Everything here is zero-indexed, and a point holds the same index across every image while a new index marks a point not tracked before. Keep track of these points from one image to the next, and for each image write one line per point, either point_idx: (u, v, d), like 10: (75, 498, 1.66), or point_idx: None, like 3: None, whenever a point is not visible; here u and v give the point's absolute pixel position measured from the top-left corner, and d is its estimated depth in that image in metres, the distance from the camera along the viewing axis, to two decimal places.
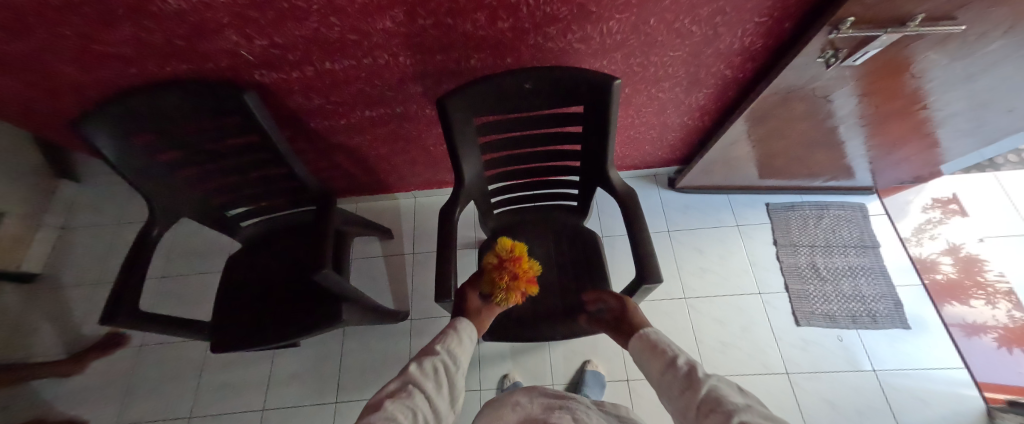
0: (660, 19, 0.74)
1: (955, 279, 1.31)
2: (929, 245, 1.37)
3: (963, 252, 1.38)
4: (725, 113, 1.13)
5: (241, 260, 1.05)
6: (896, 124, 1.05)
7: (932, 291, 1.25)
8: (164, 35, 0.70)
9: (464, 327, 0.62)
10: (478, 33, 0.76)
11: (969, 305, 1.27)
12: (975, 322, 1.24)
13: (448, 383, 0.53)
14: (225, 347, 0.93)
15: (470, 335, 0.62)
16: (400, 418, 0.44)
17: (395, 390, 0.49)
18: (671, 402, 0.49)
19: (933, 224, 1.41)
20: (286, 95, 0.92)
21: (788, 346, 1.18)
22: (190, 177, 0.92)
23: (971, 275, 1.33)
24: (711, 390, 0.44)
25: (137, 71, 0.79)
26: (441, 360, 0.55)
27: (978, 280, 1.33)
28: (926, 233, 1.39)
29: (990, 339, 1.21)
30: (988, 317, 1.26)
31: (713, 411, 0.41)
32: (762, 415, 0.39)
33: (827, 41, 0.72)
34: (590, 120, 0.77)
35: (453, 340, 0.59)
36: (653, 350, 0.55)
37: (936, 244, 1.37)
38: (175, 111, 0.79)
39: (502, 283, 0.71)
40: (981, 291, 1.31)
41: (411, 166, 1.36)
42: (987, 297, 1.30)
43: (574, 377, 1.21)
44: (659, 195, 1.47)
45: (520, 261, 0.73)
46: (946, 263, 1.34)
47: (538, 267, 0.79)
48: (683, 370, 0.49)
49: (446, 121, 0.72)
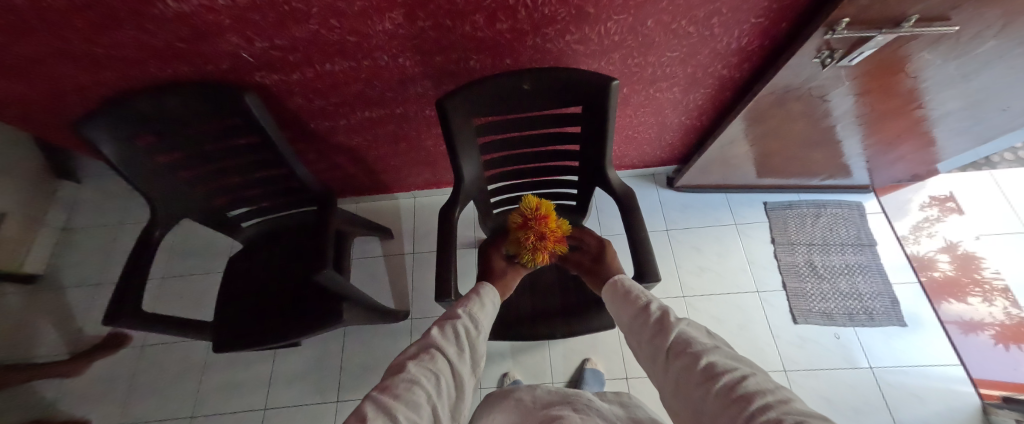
0: (658, 20, 0.75)
1: (952, 276, 1.32)
2: (926, 242, 1.38)
3: (960, 249, 1.39)
4: (723, 112, 1.13)
5: (242, 260, 1.06)
6: (892, 123, 1.06)
7: (929, 291, 1.26)
8: (165, 37, 0.70)
9: (486, 292, 0.65)
10: (477, 34, 0.77)
11: (966, 302, 1.28)
12: (971, 319, 1.25)
13: (470, 347, 0.54)
14: (227, 347, 0.94)
15: (492, 300, 0.64)
16: (423, 381, 0.44)
17: (416, 354, 0.49)
18: (642, 344, 0.53)
19: (931, 222, 1.42)
20: (285, 97, 0.93)
21: (785, 344, 1.19)
22: (191, 178, 0.92)
23: (969, 273, 1.34)
24: (680, 334, 0.48)
25: (138, 73, 0.79)
26: (463, 323, 0.55)
27: (976, 278, 1.34)
28: (924, 231, 1.40)
29: (987, 336, 1.23)
30: (984, 314, 1.27)
31: (683, 350, 0.45)
32: (727, 355, 0.43)
33: (823, 42, 0.73)
34: (588, 120, 0.78)
35: (475, 306, 0.60)
36: (630, 301, 0.59)
37: (934, 242, 1.38)
38: (176, 113, 0.80)
39: (529, 242, 0.75)
40: (978, 289, 1.32)
41: (410, 167, 1.37)
42: (984, 295, 1.31)
43: (574, 375, 1.22)
44: (657, 194, 1.48)
45: (547, 223, 0.76)
46: (943, 261, 1.35)
47: (567, 227, 0.82)
48: (655, 316, 0.52)
49: (446, 122, 0.73)
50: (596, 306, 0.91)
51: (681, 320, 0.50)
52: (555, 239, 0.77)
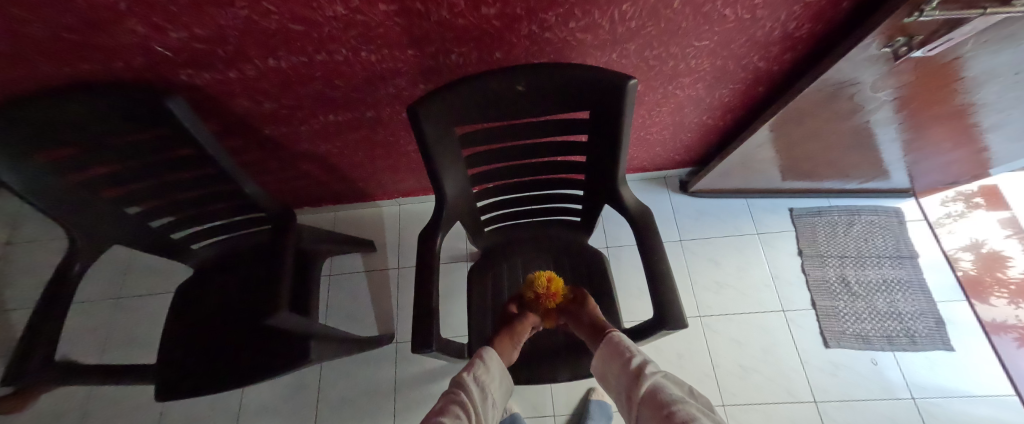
0: (687, 1, 0.59)
1: (974, 275, 1.19)
2: (948, 239, 1.23)
3: (985, 248, 1.26)
4: (751, 110, 0.98)
5: (194, 289, 0.91)
6: (950, 126, 0.90)
7: (965, 286, 1.15)
8: (48, 26, 0.54)
9: (491, 355, 0.58)
10: (457, 21, 0.60)
11: (990, 304, 1.15)
12: (995, 320, 1.12)
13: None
14: (170, 396, 0.80)
15: (499, 363, 0.57)
16: None
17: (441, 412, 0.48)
18: (620, 394, 0.51)
19: (953, 218, 1.27)
20: (228, 99, 0.77)
21: (815, 371, 1.06)
22: (119, 199, 0.76)
23: (992, 272, 1.22)
24: (654, 384, 0.47)
25: (28, 72, 0.63)
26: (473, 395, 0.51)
27: (1000, 278, 1.22)
28: (943, 227, 1.25)
29: (1012, 338, 1.10)
30: (1009, 315, 1.15)
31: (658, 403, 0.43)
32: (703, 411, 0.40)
33: (899, 27, 0.57)
34: (598, 129, 0.62)
35: (481, 368, 0.55)
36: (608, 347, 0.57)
37: (956, 239, 1.24)
38: (83, 123, 0.63)
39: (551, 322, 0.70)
40: (1004, 290, 1.19)
41: (392, 173, 1.21)
42: (1011, 297, 1.19)
43: (578, 408, 1.09)
44: (669, 199, 1.33)
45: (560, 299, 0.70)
46: (964, 260, 1.21)
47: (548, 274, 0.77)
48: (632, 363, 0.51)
49: (419, 133, 0.57)
50: None
51: (657, 369, 0.49)
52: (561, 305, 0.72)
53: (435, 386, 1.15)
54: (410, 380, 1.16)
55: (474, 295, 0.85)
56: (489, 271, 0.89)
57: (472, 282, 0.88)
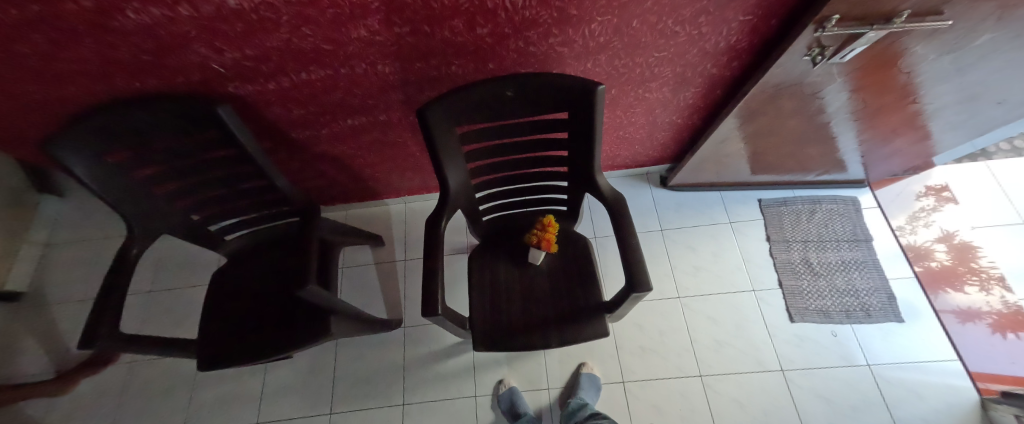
0: (643, 20, 0.73)
1: (948, 266, 1.31)
2: (923, 232, 1.37)
3: (957, 239, 1.37)
4: (715, 110, 1.12)
5: (228, 274, 1.03)
6: (886, 118, 1.04)
7: (924, 281, 1.26)
8: (130, 50, 0.67)
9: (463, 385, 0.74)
10: (457, 39, 0.74)
11: (964, 292, 1.27)
12: (970, 308, 1.24)
13: None
14: (210, 365, 0.91)
15: None
16: None
17: None
18: None
19: (926, 212, 1.42)
20: (263, 107, 0.90)
21: (783, 343, 1.18)
22: (168, 193, 0.88)
23: (964, 262, 1.33)
24: None
25: (105, 87, 0.78)
26: None
27: (972, 267, 1.32)
28: (920, 220, 1.40)
29: (984, 324, 1.21)
30: (982, 303, 1.26)
31: None
32: None
33: (813, 39, 0.72)
34: (574, 126, 0.75)
35: None
36: None
37: (930, 232, 1.38)
38: (147, 129, 0.75)
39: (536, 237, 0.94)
40: (975, 278, 1.30)
41: (400, 173, 1.35)
42: (981, 284, 1.29)
43: (570, 380, 1.19)
44: (651, 193, 1.46)
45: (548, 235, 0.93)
46: (940, 251, 1.34)
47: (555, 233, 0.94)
48: None
49: (427, 130, 0.69)
50: (590, 313, 0.89)
51: None
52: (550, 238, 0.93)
53: (440, 364, 1.26)
54: (417, 360, 1.27)
55: (474, 275, 0.98)
56: (487, 254, 1.01)
57: (472, 264, 1.00)
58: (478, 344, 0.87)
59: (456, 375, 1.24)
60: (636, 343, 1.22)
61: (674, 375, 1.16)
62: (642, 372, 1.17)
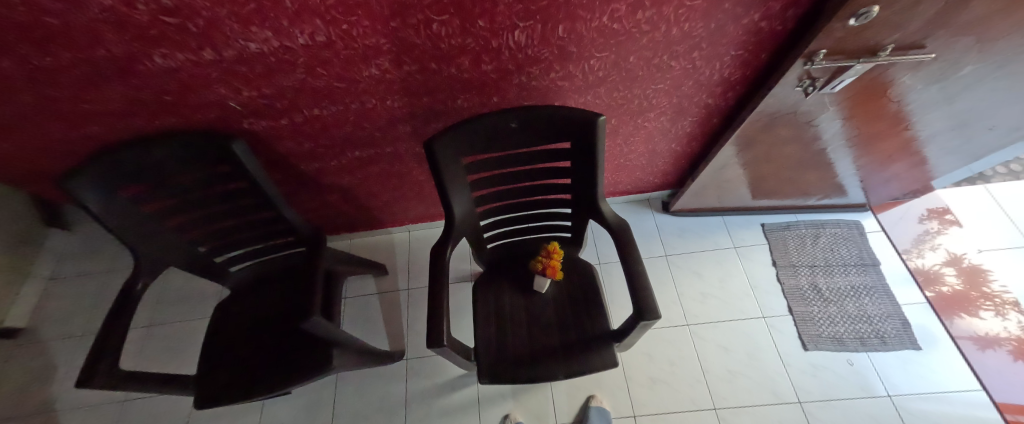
0: (640, 56, 0.78)
1: (960, 290, 1.29)
2: (930, 255, 1.37)
3: (965, 262, 1.36)
4: (712, 137, 1.15)
5: (231, 306, 1.02)
6: (881, 145, 1.06)
7: (938, 306, 1.24)
8: (153, 91, 0.71)
9: None
10: (463, 75, 0.78)
11: (979, 317, 1.24)
12: (988, 334, 1.21)
13: None
14: (207, 403, 0.88)
15: None
16: None
17: None
18: None
19: (932, 235, 1.42)
20: (275, 141, 0.93)
21: (798, 373, 1.14)
22: (178, 227, 0.88)
23: (976, 286, 1.31)
24: None
25: (125, 125, 0.81)
26: None
27: (984, 291, 1.30)
28: (925, 244, 1.39)
29: (1004, 351, 1.18)
30: (999, 329, 1.23)
31: None
32: None
33: (804, 71, 0.75)
34: (577, 156, 0.76)
35: None
36: None
37: (937, 255, 1.37)
38: (162, 164, 0.77)
39: (540, 261, 0.96)
40: (989, 302, 1.28)
41: (404, 202, 1.36)
42: (996, 309, 1.27)
43: (579, 414, 1.14)
44: (653, 218, 1.47)
45: (551, 262, 0.93)
46: (948, 274, 1.33)
47: (557, 262, 0.94)
48: None
49: (434, 161, 0.71)
50: (598, 343, 0.87)
51: None
52: (553, 267, 0.93)
53: (443, 398, 1.21)
54: (420, 394, 1.23)
55: (480, 305, 0.96)
56: (493, 282, 1.01)
57: (476, 293, 0.99)
58: (484, 377, 0.85)
59: (459, 411, 1.19)
60: (646, 374, 1.18)
61: (687, 408, 1.11)
62: (654, 405, 1.13)
